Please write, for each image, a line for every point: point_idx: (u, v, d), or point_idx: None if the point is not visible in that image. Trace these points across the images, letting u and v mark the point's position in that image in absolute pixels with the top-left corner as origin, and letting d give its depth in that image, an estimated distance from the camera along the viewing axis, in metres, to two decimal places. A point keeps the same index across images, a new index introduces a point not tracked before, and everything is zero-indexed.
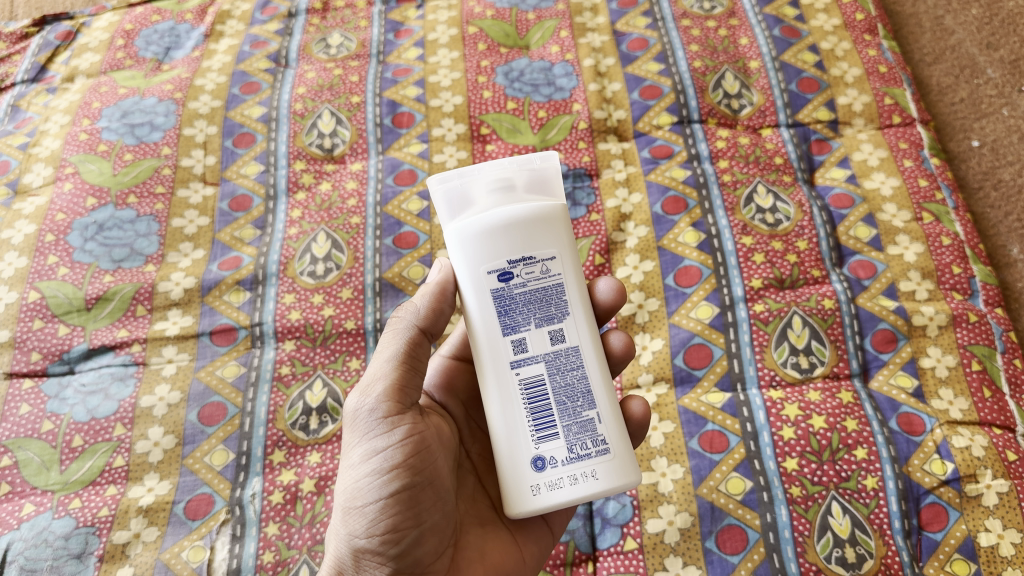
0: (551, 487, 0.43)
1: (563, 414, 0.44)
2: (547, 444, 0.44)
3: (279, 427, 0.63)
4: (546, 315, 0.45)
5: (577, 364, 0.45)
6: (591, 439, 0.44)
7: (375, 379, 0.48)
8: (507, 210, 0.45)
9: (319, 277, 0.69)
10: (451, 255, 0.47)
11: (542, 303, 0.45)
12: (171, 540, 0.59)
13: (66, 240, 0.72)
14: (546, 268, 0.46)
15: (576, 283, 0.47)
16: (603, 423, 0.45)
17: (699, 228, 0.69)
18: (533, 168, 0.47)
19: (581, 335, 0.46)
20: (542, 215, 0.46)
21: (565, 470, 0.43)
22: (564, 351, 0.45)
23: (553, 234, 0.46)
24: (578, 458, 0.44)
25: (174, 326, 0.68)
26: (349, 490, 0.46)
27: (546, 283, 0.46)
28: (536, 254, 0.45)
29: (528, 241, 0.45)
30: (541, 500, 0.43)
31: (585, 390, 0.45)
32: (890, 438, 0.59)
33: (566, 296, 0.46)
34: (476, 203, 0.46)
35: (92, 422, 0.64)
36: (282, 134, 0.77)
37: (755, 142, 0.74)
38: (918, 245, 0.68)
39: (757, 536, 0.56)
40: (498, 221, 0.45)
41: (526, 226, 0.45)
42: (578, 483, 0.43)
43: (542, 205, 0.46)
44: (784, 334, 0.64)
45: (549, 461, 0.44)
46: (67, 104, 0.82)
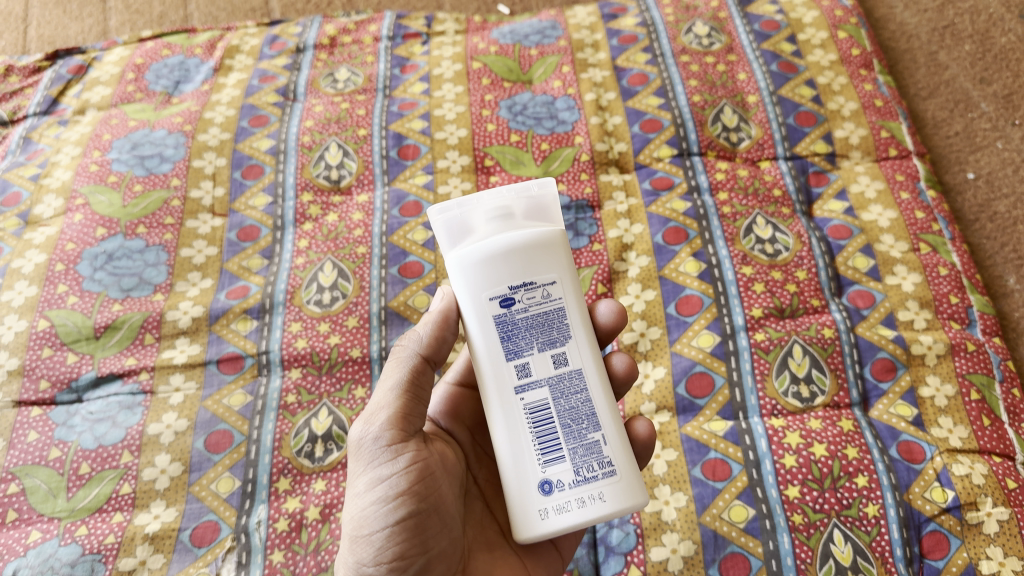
0: (559, 511, 0.44)
1: (568, 437, 0.45)
2: (553, 467, 0.44)
3: (285, 454, 0.63)
4: (549, 339, 0.46)
5: (580, 387, 0.46)
6: (597, 460, 0.45)
7: (378, 407, 0.48)
8: (506, 237, 0.46)
9: (326, 305, 0.70)
10: (453, 283, 0.48)
11: (545, 327, 0.46)
12: (176, 567, 0.59)
13: (76, 269, 0.73)
14: (547, 293, 0.46)
15: (577, 306, 0.47)
16: (609, 444, 0.45)
17: (699, 259, 0.70)
18: (531, 195, 0.48)
19: (584, 357, 0.47)
20: (541, 240, 0.47)
21: (572, 494, 0.44)
22: (567, 374, 0.46)
23: (554, 259, 0.47)
24: (585, 481, 0.44)
25: (182, 354, 0.69)
26: (355, 519, 0.47)
27: (547, 307, 0.46)
28: (536, 279, 0.46)
29: (529, 267, 0.46)
30: (549, 524, 0.44)
31: (590, 413, 0.46)
32: (890, 466, 0.60)
33: (568, 320, 0.47)
34: (476, 230, 0.47)
35: (100, 449, 0.64)
36: (290, 166, 0.78)
37: (754, 175, 0.75)
38: (916, 275, 0.69)
39: (760, 563, 0.57)
40: (497, 249, 0.46)
41: (526, 252, 0.46)
42: (585, 505, 0.44)
43: (541, 231, 0.47)
44: (784, 363, 0.64)
45: (556, 484, 0.44)
46: (78, 136, 0.83)
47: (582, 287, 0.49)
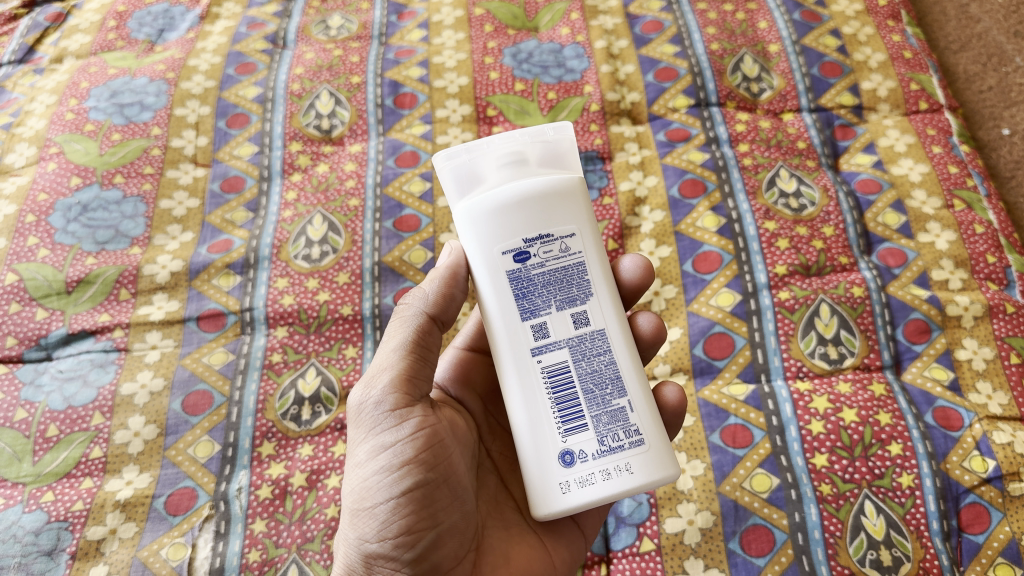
0: (582, 484, 0.39)
1: (591, 403, 0.40)
2: (575, 437, 0.40)
3: (269, 417, 0.59)
4: (569, 297, 0.41)
5: (603, 348, 0.41)
6: (623, 430, 0.40)
7: (381, 369, 0.43)
8: (519, 185, 0.42)
9: (315, 261, 0.65)
10: (462, 237, 0.43)
11: (563, 283, 0.41)
12: (149, 537, 0.54)
13: (47, 220, 0.68)
14: (565, 246, 0.42)
15: (599, 261, 0.42)
16: (635, 411, 0.40)
17: (719, 213, 0.65)
18: (546, 140, 0.43)
19: (607, 316, 0.42)
20: (559, 188, 0.42)
21: (596, 465, 0.39)
22: (589, 335, 0.41)
23: (572, 209, 0.42)
24: (611, 451, 0.39)
25: (159, 310, 0.64)
26: (357, 491, 0.42)
27: (566, 262, 0.42)
28: (554, 230, 0.41)
29: (545, 217, 0.41)
30: (571, 499, 0.39)
31: (614, 377, 0.41)
32: (926, 433, 0.55)
33: (589, 276, 0.42)
34: (486, 179, 0.42)
35: (69, 410, 0.59)
36: (278, 114, 0.73)
37: (777, 127, 0.70)
38: (950, 232, 0.64)
39: (785, 536, 0.52)
40: (511, 198, 0.41)
41: (542, 201, 0.42)
42: (611, 478, 0.39)
43: (558, 178, 0.42)
44: (811, 324, 0.60)
45: (578, 455, 0.39)
46: (54, 84, 0.78)
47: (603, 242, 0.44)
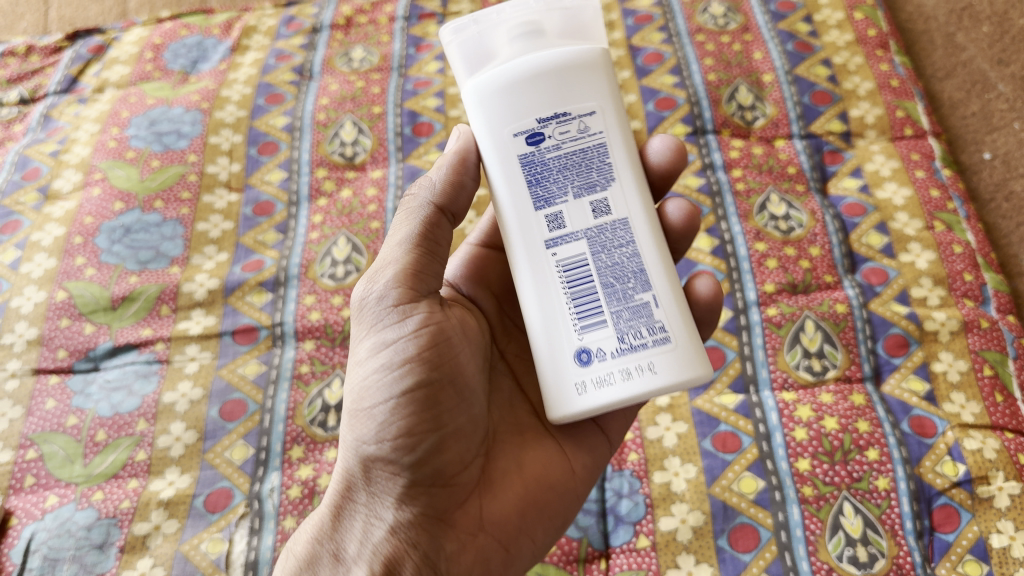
0: (600, 385, 0.41)
1: (611, 300, 0.42)
2: (592, 335, 0.42)
3: (298, 423, 0.64)
4: (588, 183, 0.43)
5: (625, 240, 0.43)
6: (646, 328, 0.42)
7: (385, 264, 0.46)
8: (533, 60, 0.43)
9: (340, 279, 0.70)
10: (474, 116, 0.45)
11: (581, 169, 0.43)
12: (190, 532, 0.60)
13: (93, 242, 0.74)
14: (584, 125, 0.43)
15: (618, 143, 0.44)
16: (660, 307, 0.42)
17: (713, 235, 0.70)
18: (565, 9, 0.44)
19: (630, 207, 0.44)
20: (576, 61, 0.43)
21: (614, 364, 0.41)
22: (609, 224, 0.43)
23: (592, 86, 0.44)
24: (632, 349, 0.41)
25: (197, 325, 0.69)
26: (357, 391, 0.45)
27: (585, 143, 0.43)
28: (570, 110, 0.43)
29: (562, 96, 0.43)
30: (588, 400, 0.41)
31: (636, 270, 0.43)
32: (901, 440, 0.60)
33: (609, 159, 0.44)
34: (500, 53, 0.44)
35: (116, 417, 0.65)
36: (305, 142, 0.79)
37: (769, 153, 0.75)
38: (930, 252, 0.69)
39: (769, 534, 0.57)
40: (523, 75, 0.43)
41: (558, 77, 0.43)
42: (631, 377, 0.41)
43: (577, 51, 0.44)
44: (796, 338, 0.64)
45: (596, 354, 0.42)
46: (97, 113, 0.84)
47: (626, 120, 0.45)
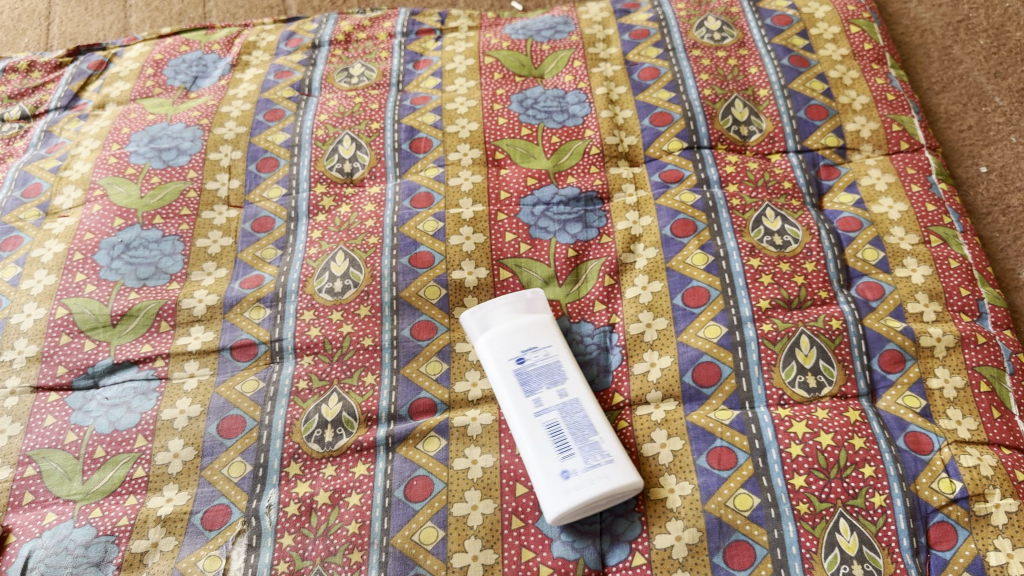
0: (578, 487, 0.58)
1: (577, 442, 0.60)
2: (569, 460, 0.59)
3: (295, 439, 0.64)
4: (553, 381, 0.63)
5: (580, 410, 0.62)
6: (599, 453, 0.60)
7: None
8: (516, 317, 0.67)
9: (338, 294, 0.71)
10: (485, 365, 0.66)
11: (548, 373, 0.64)
12: (187, 549, 0.60)
13: (93, 258, 0.74)
14: (547, 353, 0.65)
15: (571, 360, 0.65)
16: (606, 442, 0.60)
17: (707, 251, 0.69)
18: (527, 298, 0.68)
19: (580, 391, 0.63)
20: (538, 321, 0.66)
21: (586, 474, 0.59)
22: (571, 406, 0.62)
23: (548, 333, 0.66)
24: (594, 466, 0.59)
25: (196, 341, 0.70)
26: None
27: (549, 361, 0.64)
28: (539, 345, 0.65)
29: (534, 338, 0.66)
30: (573, 498, 0.58)
31: (590, 423, 0.61)
32: (897, 456, 0.60)
33: (565, 370, 0.64)
34: (493, 321, 0.67)
35: (114, 433, 0.65)
36: (304, 158, 0.79)
37: (764, 168, 0.75)
38: (926, 267, 0.69)
39: (765, 552, 0.57)
40: (512, 322, 0.66)
41: (530, 330, 0.66)
42: (596, 480, 0.58)
43: (538, 318, 0.67)
44: (792, 354, 0.64)
45: (572, 471, 0.59)
46: (98, 130, 0.85)
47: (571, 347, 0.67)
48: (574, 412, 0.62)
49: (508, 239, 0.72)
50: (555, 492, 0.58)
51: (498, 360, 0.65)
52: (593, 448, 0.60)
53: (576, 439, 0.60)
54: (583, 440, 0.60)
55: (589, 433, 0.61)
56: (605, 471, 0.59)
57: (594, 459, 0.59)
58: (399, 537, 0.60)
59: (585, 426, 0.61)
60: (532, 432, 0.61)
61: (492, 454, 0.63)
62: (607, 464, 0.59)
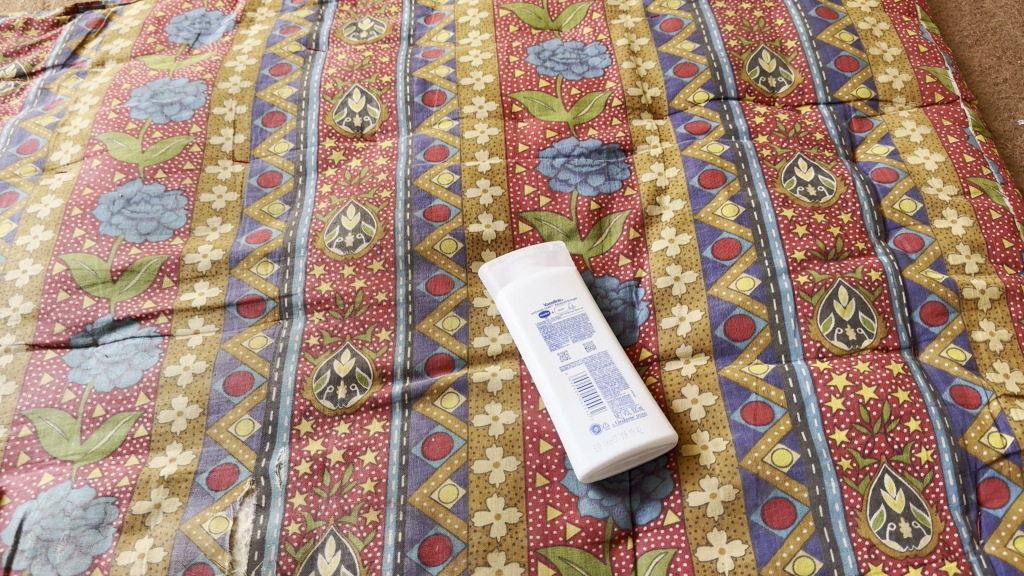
0: (609, 442, 0.55)
1: (607, 395, 0.57)
2: (599, 415, 0.57)
3: (306, 396, 0.61)
4: (579, 334, 0.61)
5: (609, 363, 0.59)
6: (631, 408, 0.57)
7: None
8: (538, 269, 0.64)
9: (349, 248, 0.67)
10: (506, 318, 0.63)
11: (574, 326, 0.61)
12: (192, 511, 0.57)
13: (93, 214, 0.71)
14: (572, 305, 0.62)
15: (597, 313, 0.62)
16: (637, 396, 0.58)
17: (738, 202, 0.66)
18: (548, 250, 0.65)
19: (608, 344, 0.60)
20: (562, 273, 0.64)
21: (617, 429, 0.56)
22: (599, 359, 0.59)
23: (573, 284, 0.63)
24: (626, 420, 0.56)
25: (201, 296, 0.66)
26: None
27: (574, 314, 0.62)
28: (563, 297, 0.62)
29: (557, 290, 0.63)
30: (605, 453, 0.55)
31: (619, 377, 0.59)
32: (944, 410, 0.57)
33: (592, 322, 0.61)
34: (513, 275, 0.64)
35: (115, 391, 0.62)
36: (312, 112, 0.76)
37: (794, 119, 0.72)
38: (966, 218, 0.66)
39: (806, 509, 0.54)
40: (534, 274, 0.63)
41: (554, 281, 0.63)
42: (629, 435, 0.55)
43: (561, 270, 0.64)
44: (829, 306, 0.61)
45: (603, 426, 0.56)
46: (97, 86, 0.81)
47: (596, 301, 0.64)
48: (602, 365, 0.59)
49: (527, 192, 0.69)
50: (586, 447, 0.56)
51: (520, 313, 0.62)
52: (624, 402, 0.57)
53: (606, 393, 0.58)
54: (613, 394, 0.57)
55: (619, 387, 0.58)
56: (637, 425, 0.56)
57: (626, 413, 0.57)
58: (416, 495, 0.57)
59: (615, 380, 0.58)
60: (559, 385, 0.58)
61: (513, 410, 0.60)
62: (639, 418, 0.56)
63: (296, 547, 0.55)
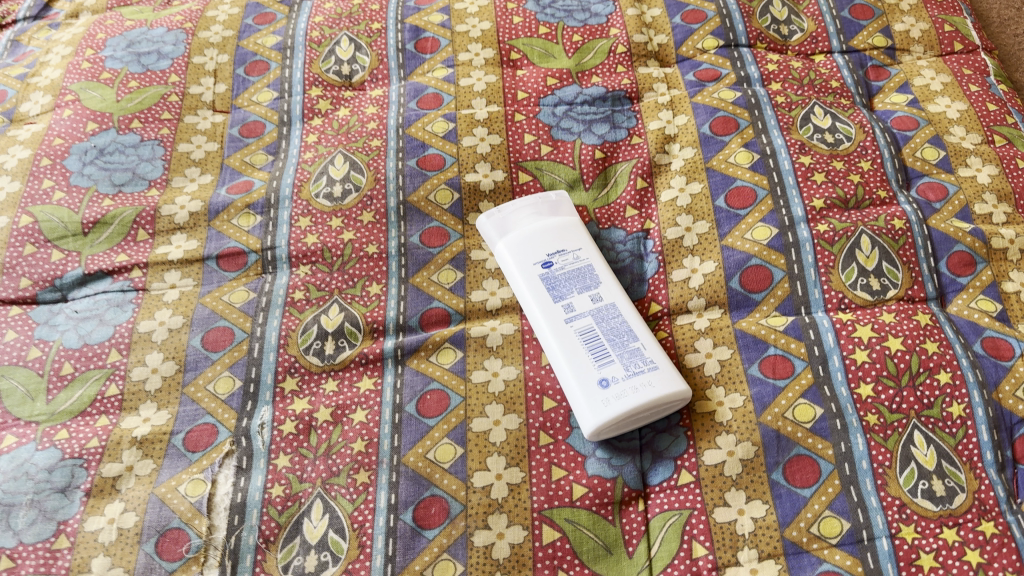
0: (618, 397, 0.51)
1: (616, 348, 0.53)
2: (607, 368, 0.52)
3: (291, 352, 0.57)
4: (585, 285, 0.56)
5: (617, 315, 0.55)
6: (641, 360, 0.53)
7: None
8: (540, 219, 0.60)
9: (337, 199, 0.63)
10: (506, 271, 0.59)
11: (579, 277, 0.57)
12: (167, 473, 0.52)
13: (63, 164, 0.66)
14: (577, 256, 0.58)
15: (603, 264, 0.58)
16: (648, 349, 0.53)
17: (752, 149, 0.62)
18: (550, 199, 0.61)
19: (615, 295, 0.56)
20: (565, 223, 0.59)
21: (627, 383, 0.52)
22: (606, 311, 0.55)
23: (577, 234, 0.59)
24: (636, 374, 0.52)
25: (178, 250, 0.62)
26: None
27: (579, 265, 0.57)
28: (567, 247, 0.58)
29: (560, 240, 0.59)
30: (614, 409, 0.51)
31: (628, 329, 0.54)
32: (975, 362, 0.53)
33: (598, 273, 0.57)
34: (514, 226, 0.60)
35: (84, 348, 0.57)
36: (298, 61, 0.72)
37: (809, 67, 0.68)
38: (991, 167, 0.62)
39: (831, 467, 0.50)
40: (535, 224, 0.59)
41: (556, 231, 0.59)
42: (639, 389, 0.51)
43: (564, 219, 0.60)
44: (851, 255, 0.57)
45: (612, 380, 0.52)
46: (70, 37, 0.76)
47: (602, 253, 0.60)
48: (610, 317, 0.55)
49: (527, 141, 0.65)
50: (594, 403, 0.51)
51: (522, 264, 0.58)
52: (634, 354, 0.53)
53: (615, 346, 0.53)
54: (622, 347, 0.53)
55: (628, 339, 0.54)
56: (649, 379, 0.52)
57: (636, 366, 0.52)
58: (411, 455, 0.52)
59: (624, 332, 0.54)
60: (563, 339, 0.54)
61: (514, 366, 0.56)
62: (650, 370, 0.52)
63: (280, 511, 0.51)
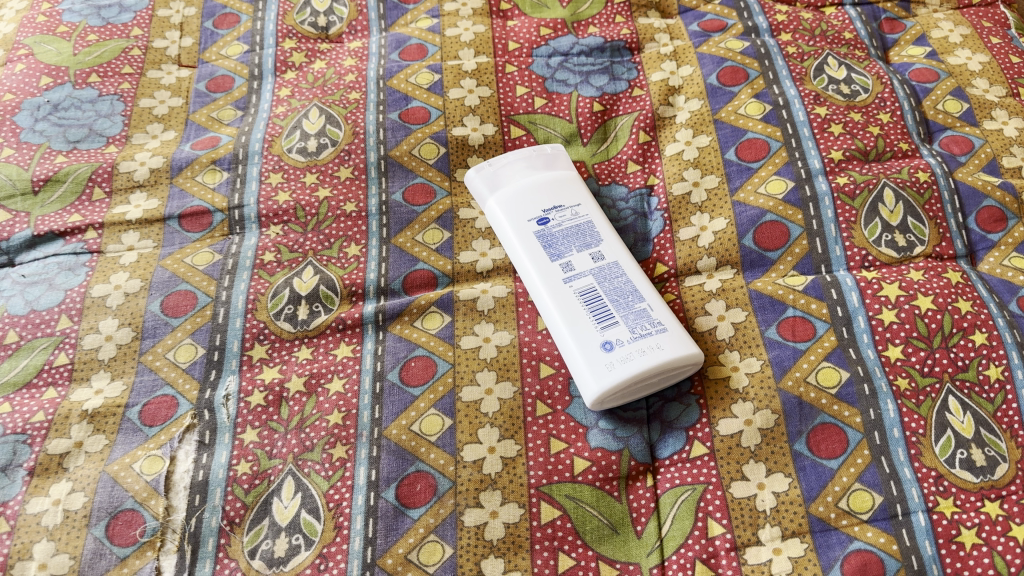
0: (623, 361, 0.46)
1: (620, 309, 0.48)
2: (611, 330, 0.47)
3: (260, 318, 0.51)
4: (585, 243, 0.51)
5: (621, 274, 0.50)
6: (648, 322, 0.48)
7: None
8: (535, 173, 0.55)
9: (312, 154, 0.58)
10: (497, 229, 0.54)
11: (578, 234, 0.52)
12: (120, 450, 0.47)
13: (13, 120, 0.60)
14: (575, 212, 0.53)
15: (604, 222, 0.53)
16: (655, 310, 0.48)
17: (763, 100, 0.58)
18: (546, 153, 0.56)
19: (618, 254, 0.51)
20: (562, 177, 0.54)
21: (633, 346, 0.47)
22: (608, 269, 0.50)
23: (576, 190, 0.54)
24: (643, 336, 0.47)
25: (137, 209, 0.56)
26: None
27: (578, 222, 0.52)
28: (564, 203, 0.53)
29: (557, 195, 0.54)
30: (619, 374, 0.46)
31: (633, 290, 0.49)
32: (1012, 322, 0.48)
33: (598, 230, 0.52)
34: (506, 181, 0.55)
35: (31, 315, 0.52)
36: (270, 13, 0.67)
37: (819, 18, 0.64)
38: (1018, 119, 0.58)
39: (860, 436, 0.45)
40: (530, 178, 0.54)
41: (553, 185, 0.54)
42: (647, 353, 0.46)
43: (561, 174, 0.55)
44: (874, 210, 0.52)
45: (616, 343, 0.47)
46: None
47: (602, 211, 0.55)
48: (613, 277, 0.50)
49: (519, 93, 0.61)
50: (596, 367, 0.46)
51: (515, 221, 0.53)
52: (640, 316, 0.48)
53: (619, 307, 0.48)
54: (627, 308, 0.48)
55: (633, 300, 0.49)
56: (656, 341, 0.47)
57: (643, 328, 0.47)
58: (393, 427, 0.47)
59: (628, 292, 0.49)
60: (561, 299, 0.49)
61: (508, 331, 0.51)
62: (658, 333, 0.47)
63: (247, 491, 0.45)
